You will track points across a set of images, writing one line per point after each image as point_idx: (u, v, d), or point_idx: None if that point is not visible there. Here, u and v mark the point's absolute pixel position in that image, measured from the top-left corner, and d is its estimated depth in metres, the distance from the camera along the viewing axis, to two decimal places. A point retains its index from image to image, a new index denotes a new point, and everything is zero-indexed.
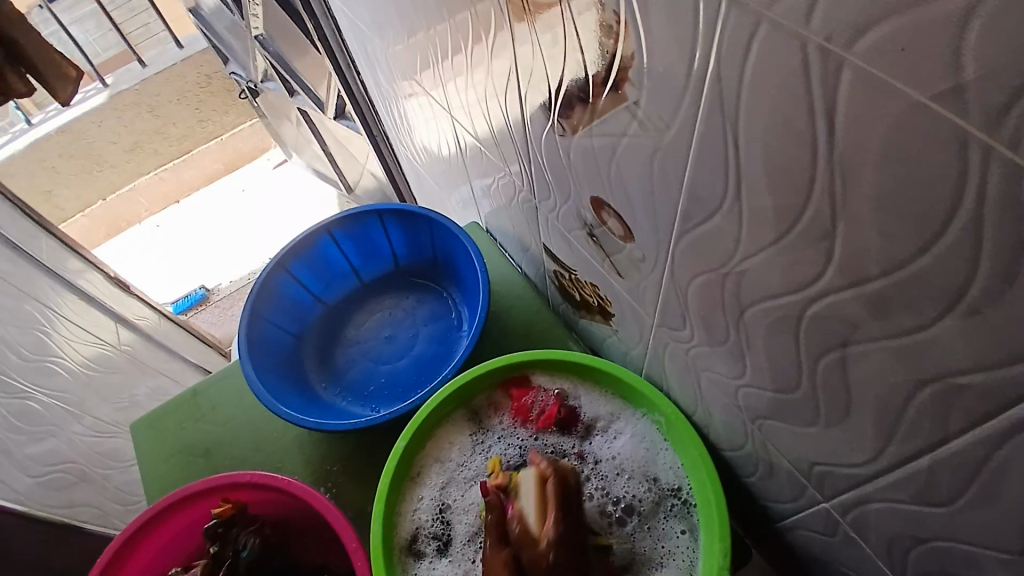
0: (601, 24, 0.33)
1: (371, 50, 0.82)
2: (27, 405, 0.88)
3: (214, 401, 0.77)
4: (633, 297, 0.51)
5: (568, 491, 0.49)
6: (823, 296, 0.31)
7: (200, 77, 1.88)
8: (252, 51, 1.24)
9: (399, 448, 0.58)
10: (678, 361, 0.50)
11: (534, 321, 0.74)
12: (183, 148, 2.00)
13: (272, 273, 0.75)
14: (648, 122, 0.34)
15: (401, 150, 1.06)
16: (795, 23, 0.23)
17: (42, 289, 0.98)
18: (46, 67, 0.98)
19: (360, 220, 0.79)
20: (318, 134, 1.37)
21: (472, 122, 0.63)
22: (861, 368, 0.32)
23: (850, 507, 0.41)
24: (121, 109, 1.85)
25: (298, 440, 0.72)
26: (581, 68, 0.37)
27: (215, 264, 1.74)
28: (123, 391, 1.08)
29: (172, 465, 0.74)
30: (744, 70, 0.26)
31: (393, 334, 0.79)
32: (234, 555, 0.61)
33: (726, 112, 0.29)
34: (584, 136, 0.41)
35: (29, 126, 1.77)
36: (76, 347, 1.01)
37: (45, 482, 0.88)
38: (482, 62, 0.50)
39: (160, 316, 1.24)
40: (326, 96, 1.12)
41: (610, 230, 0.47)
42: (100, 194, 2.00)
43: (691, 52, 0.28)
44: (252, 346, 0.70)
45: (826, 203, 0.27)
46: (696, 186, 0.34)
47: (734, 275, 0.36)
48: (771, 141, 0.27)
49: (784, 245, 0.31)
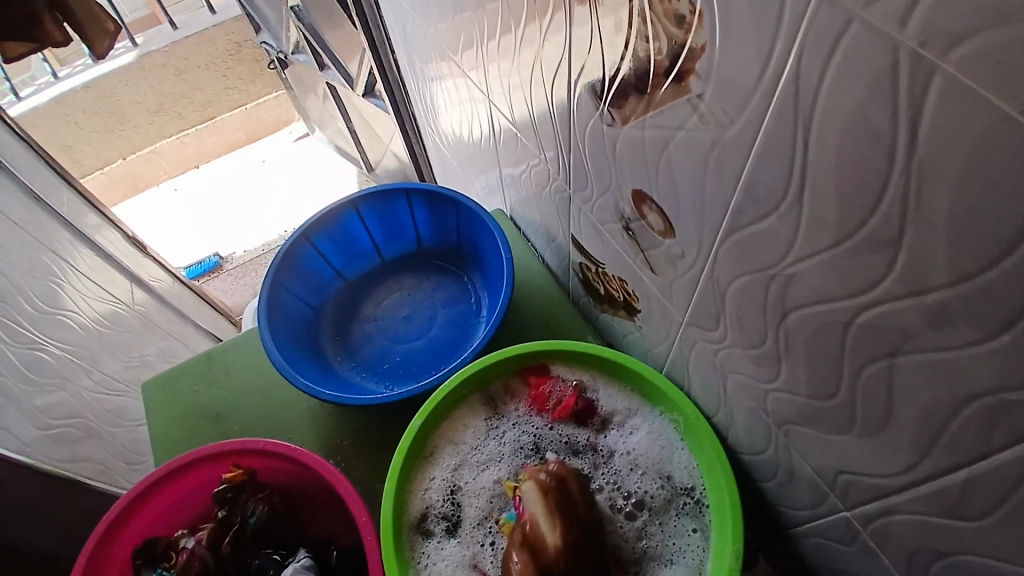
0: (672, 13, 0.32)
1: (409, 28, 0.82)
2: (38, 355, 0.86)
3: (229, 366, 0.77)
4: (664, 294, 0.50)
5: (571, 497, 0.50)
6: (877, 303, 0.30)
7: (229, 44, 1.88)
8: (286, 21, 1.24)
9: (414, 427, 0.58)
10: (704, 362, 0.50)
11: (554, 312, 0.74)
12: (205, 114, 2.00)
13: (296, 243, 0.75)
14: (711, 116, 0.34)
15: (428, 133, 1.06)
16: (888, 24, 0.23)
17: (62, 241, 1.00)
18: (83, 15, 1.06)
19: (386, 197, 0.78)
20: (344, 109, 1.37)
21: (510, 106, 0.63)
22: (907, 378, 0.32)
23: (872, 518, 0.40)
24: (148, 69, 1.85)
25: (310, 411, 0.73)
26: (644, 56, 0.36)
27: (230, 232, 1.74)
28: (134, 350, 1.07)
29: (184, 426, 0.74)
30: (826, 67, 0.26)
31: (411, 314, 0.79)
32: (241, 520, 0.61)
33: (800, 109, 0.28)
34: (635, 127, 0.41)
35: (55, 80, 1.82)
36: (92, 303, 1.01)
37: (53, 435, 0.85)
38: (533, 45, 0.50)
39: (173, 281, 1.27)
40: (357, 72, 1.11)
41: (649, 224, 0.47)
42: (120, 153, 2.00)
43: (769, 46, 0.28)
44: (272, 314, 0.70)
45: (896, 208, 0.27)
46: (755, 182, 0.33)
47: (782, 277, 0.35)
48: (844, 142, 0.27)
49: (844, 249, 0.30)
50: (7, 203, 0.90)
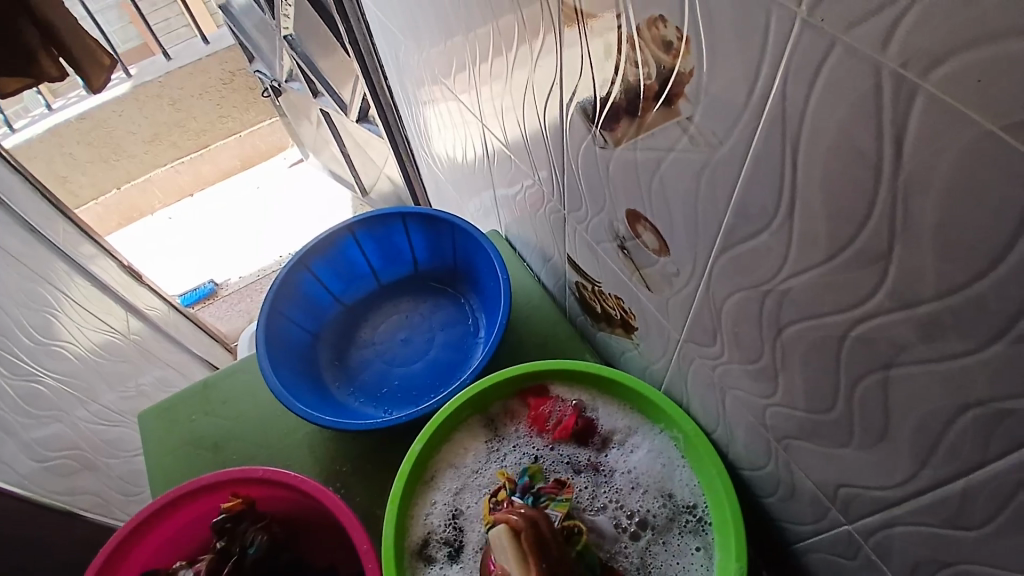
0: (661, 39, 0.33)
1: (401, 55, 0.84)
2: (35, 389, 0.85)
3: (226, 394, 0.77)
4: (661, 311, 0.51)
5: (542, 538, 0.48)
6: (871, 316, 0.31)
7: (224, 73, 1.90)
8: (280, 49, 1.26)
9: (414, 451, 0.58)
10: (702, 378, 0.50)
11: (551, 332, 0.74)
12: (200, 142, 2.02)
13: (294, 269, 0.76)
14: (700, 137, 0.34)
15: (422, 156, 1.07)
16: (870, 47, 0.24)
17: (58, 271, 1.00)
18: (71, 40, 1.04)
19: (382, 221, 0.79)
20: (338, 135, 1.38)
21: (503, 128, 0.64)
22: (903, 390, 0.32)
23: (875, 531, 0.41)
24: (142, 100, 1.86)
25: (309, 437, 0.72)
26: (635, 80, 0.37)
27: (225, 258, 1.74)
28: (129, 380, 1.06)
29: (181, 455, 0.73)
30: (812, 88, 0.27)
31: (409, 336, 0.79)
32: (240, 551, 0.60)
33: (787, 129, 0.29)
34: (627, 149, 0.42)
35: (49, 112, 1.82)
36: (88, 332, 1.01)
37: (50, 467, 0.83)
38: (525, 70, 0.51)
39: (169, 308, 1.27)
40: (350, 98, 1.13)
41: (643, 243, 0.47)
42: (116, 184, 2.00)
43: (756, 69, 0.29)
44: (270, 340, 0.70)
45: (885, 224, 0.27)
46: (747, 201, 0.34)
47: (776, 293, 0.36)
48: (833, 160, 0.28)
49: (835, 265, 0.31)
50: (5, 236, 0.90)
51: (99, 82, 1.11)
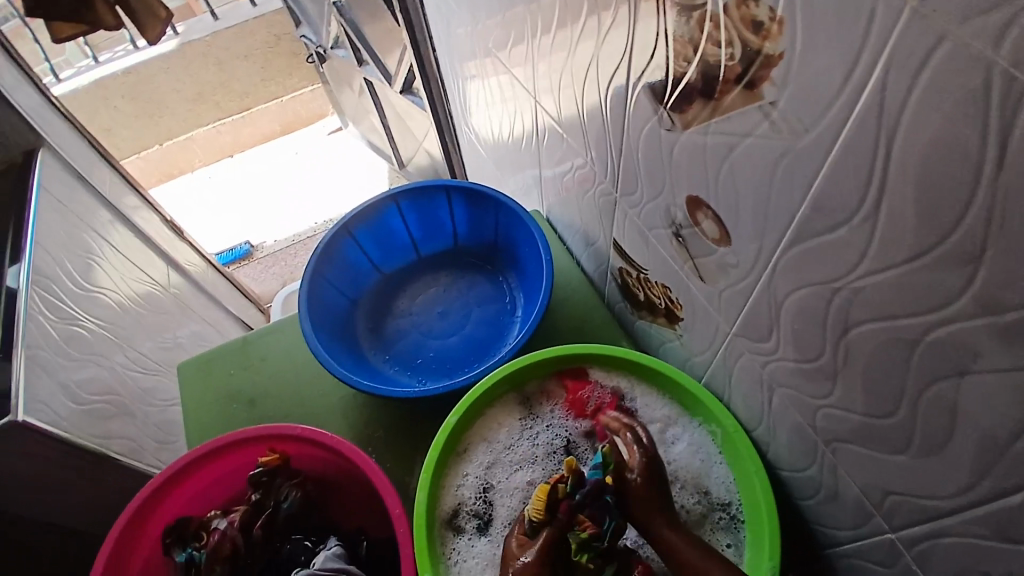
0: (751, 20, 0.32)
1: (454, 27, 0.83)
2: (76, 332, 0.85)
3: (263, 353, 0.78)
4: (711, 302, 0.50)
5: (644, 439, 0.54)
6: (950, 321, 0.30)
7: (269, 36, 1.90)
8: (328, 15, 1.26)
9: (450, 422, 0.58)
10: (749, 373, 0.50)
11: (589, 316, 0.74)
12: (243, 105, 2.02)
13: (337, 234, 0.76)
14: (783, 124, 0.33)
15: (463, 132, 1.06)
16: (982, 43, 0.22)
17: (101, 220, 1.01)
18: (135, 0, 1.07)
19: (427, 193, 0.79)
20: (380, 106, 1.38)
21: (558, 105, 0.63)
22: (972, 400, 0.31)
23: (919, 541, 0.40)
24: (187, 58, 1.87)
25: (343, 402, 0.73)
26: (715, 60, 0.36)
27: (261, 221, 1.76)
28: (168, 331, 1.08)
29: (219, 409, 0.75)
30: (915, 82, 0.26)
31: (446, 310, 0.79)
32: (275, 505, 0.62)
33: (882, 122, 0.28)
34: (697, 133, 0.41)
35: (95, 64, 1.86)
36: (129, 282, 1.02)
37: (87, 411, 0.83)
38: (591, 45, 0.50)
39: (206, 266, 1.29)
40: (396, 68, 1.12)
41: (702, 231, 0.47)
42: (157, 140, 2.02)
43: (855, 57, 0.28)
44: (311, 303, 0.71)
45: (979, 227, 0.26)
46: (827, 193, 0.33)
47: (847, 291, 0.35)
48: (929, 157, 0.27)
49: (919, 265, 0.30)
50: (55, 182, 0.92)
51: (154, 33, 1.12)
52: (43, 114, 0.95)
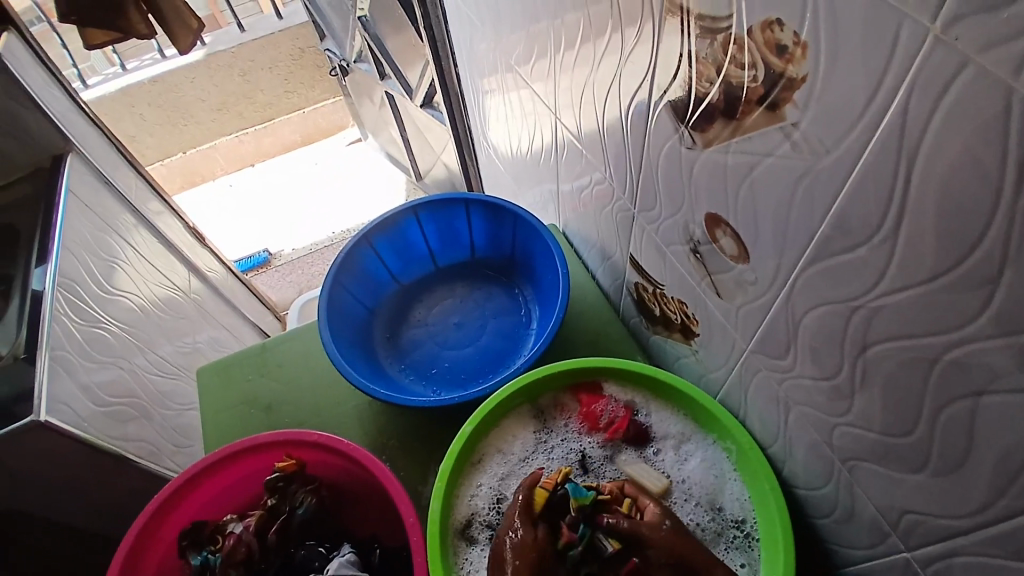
0: (775, 43, 0.33)
1: (476, 43, 0.84)
2: (98, 333, 0.87)
3: (281, 359, 0.79)
4: (728, 318, 0.51)
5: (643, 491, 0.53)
6: (968, 340, 0.30)
7: (293, 49, 1.94)
8: (352, 29, 1.28)
9: (465, 433, 0.59)
10: (766, 390, 0.50)
11: (604, 330, 0.74)
12: (264, 115, 2.05)
13: (357, 244, 0.77)
14: (805, 144, 0.34)
15: (481, 145, 1.08)
16: (1002, 71, 0.23)
17: (126, 224, 1.03)
18: (168, 11, 1.11)
19: (446, 205, 0.80)
20: (399, 119, 1.40)
21: (579, 121, 0.64)
22: (990, 421, 0.31)
23: (935, 561, 0.39)
24: (213, 68, 1.91)
25: (359, 409, 0.74)
26: (737, 81, 0.37)
27: (279, 230, 1.79)
28: (187, 335, 1.09)
29: (237, 413, 0.76)
30: (936, 107, 0.26)
31: (462, 321, 0.80)
32: (290, 511, 0.62)
33: (904, 144, 0.29)
34: (717, 151, 0.42)
35: (123, 72, 1.91)
36: (150, 286, 1.04)
37: (108, 413, 0.84)
38: (615, 64, 0.51)
39: (225, 273, 1.31)
40: (417, 82, 1.15)
41: (720, 248, 0.47)
42: (181, 147, 2.06)
43: (878, 80, 0.28)
44: (331, 311, 0.72)
45: (998, 249, 0.27)
46: (847, 213, 0.33)
47: (866, 309, 0.35)
48: (949, 179, 0.27)
49: (938, 285, 0.30)
50: (83, 186, 0.94)
51: (185, 42, 1.16)
52: (73, 121, 0.97)
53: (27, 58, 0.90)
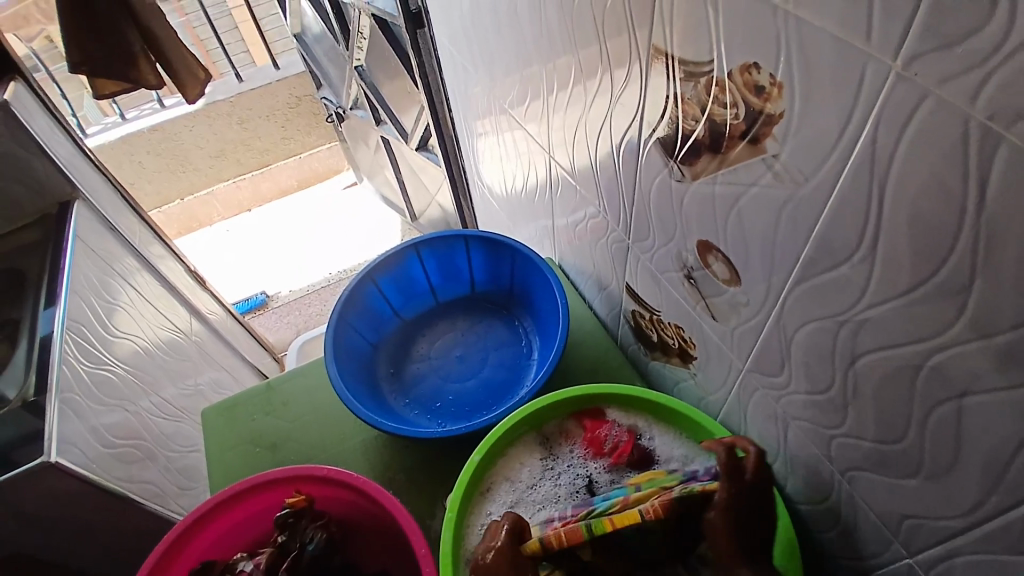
0: (754, 84, 0.37)
1: (470, 89, 0.89)
2: (105, 376, 0.88)
3: (287, 398, 0.80)
4: (723, 340, 0.53)
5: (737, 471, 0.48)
6: (947, 346, 0.33)
7: (291, 98, 2.00)
8: (349, 78, 1.34)
9: (473, 462, 0.60)
10: (764, 408, 0.52)
11: (603, 358, 0.76)
12: (261, 161, 2.10)
13: (361, 282, 0.80)
14: (786, 174, 0.37)
15: (475, 185, 1.11)
16: (960, 100, 0.26)
17: (130, 269, 1.05)
18: (177, 62, 1.15)
19: (446, 242, 0.83)
20: (394, 161, 1.45)
21: (571, 158, 0.67)
22: (975, 420, 0.33)
23: (936, 564, 0.41)
24: (212, 117, 1.96)
25: (365, 444, 0.75)
26: (721, 118, 0.40)
27: (277, 272, 1.81)
28: (190, 378, 1.10)
29: (243, 452, 0.77)
30: (902, 136, 0.30)
31: (464, 354, 0.82)
32: (299, 547, 0.63)
33: (875, 170, 0.32)
34: (705, 183, 0.45)
35: (123, 121, 1.95)
36: (153, 329, 1.05)
37: (114, 454, 0.84)
38: (605, 104, 0.55)
39: (225, 315, 1.33)
40: (413, 126, 1.19)
41: (712, 272, 0.50)
42: (179, 194, 2.10)
43: (849, 113, 0.32)
44: (336, 348, 0.74)
45: (967, 260, 0.29)
46: (829, 235, 0.36)
47: (853, 323, 0.38)
48: (918, 199, 0.30)
49: (916, 296, 0.33)
50: (89, 233, 0.96)
51: (193, 93, 1.21)
52: (78, 168, 1.00)
53: (36, 108, 0.93)
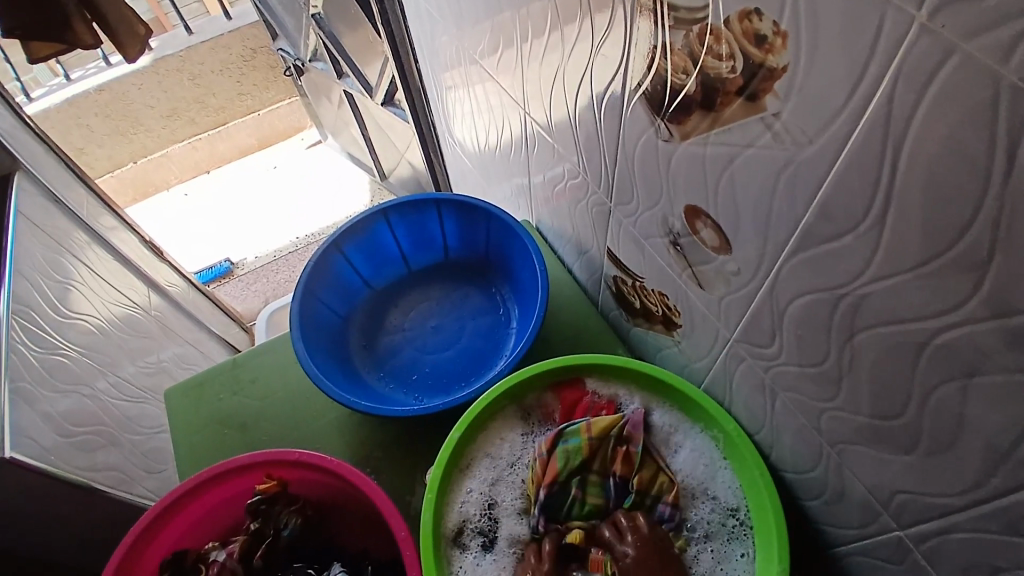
0: (753, 33, 0.33)
1: (437, 39, 0.83)
2: (59, 360, 0.83)
3: (256, 374, 0.77)
4: (710, 308, 0.50)
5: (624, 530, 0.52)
6: (956, 324, 0.30)
7: (244, 50, 1.92)
8: (306, 28, 1.25)
9: (452, 439, 0.57)
10: (752, 379, 0.50)
11: (584, 325, 0.74)
12: (219, 119, 2.01)
13: (328, 251, 0.75)
14: (786, 135, 0.34)
15: (446, 142, 1.06)
16: (990, 58, 0.23)
17: (78, 241, 0.98)
18: (112, 15, 1.05)
19: (416, 206, 0.78)
20: (360, 118, 1.37)
21: (548, 113, 0.63)
22: (982, 400, 0.31)
23: (928, 536, 0.40)
24: (163, 74, 1.88)
25: (339, 421, 0.72)
26: (714, 72, 0.36)
27: (242, 236, 1.74)
28: (151, 354, 1.05)
29: (209, 434, 0.73)
30: (922, 95, 0.26)
31: (440, 324, 0.79)
32: (275, 533, 0.61)
33: (890, 131, 0.28)
34: (696, 143, 0.42)
35: (67, 82, 1.86)
36: (108, 304, 0.99)
37: (74, 442, 0.80)
38: (587, 55, 0.50)
39: (186, 285, 1.27)
40: (377, 80, 1.12)
41: (701, 239, 0.47)
42: (132, 157, 1.99)
43: (862, 68, 0.28)
44: (304, 323, 0.70)
45: (987, 233, 0.27)
46: (832, 202, 0.33)
47: (853, 297, 0.35)
48: (936, 165, 0.27)
49: (926, 271, 0.30)
50: (32, 207, 0.89)
51: (133, 52, 1.11)
52: (16, 136, 0.92)
53: None
